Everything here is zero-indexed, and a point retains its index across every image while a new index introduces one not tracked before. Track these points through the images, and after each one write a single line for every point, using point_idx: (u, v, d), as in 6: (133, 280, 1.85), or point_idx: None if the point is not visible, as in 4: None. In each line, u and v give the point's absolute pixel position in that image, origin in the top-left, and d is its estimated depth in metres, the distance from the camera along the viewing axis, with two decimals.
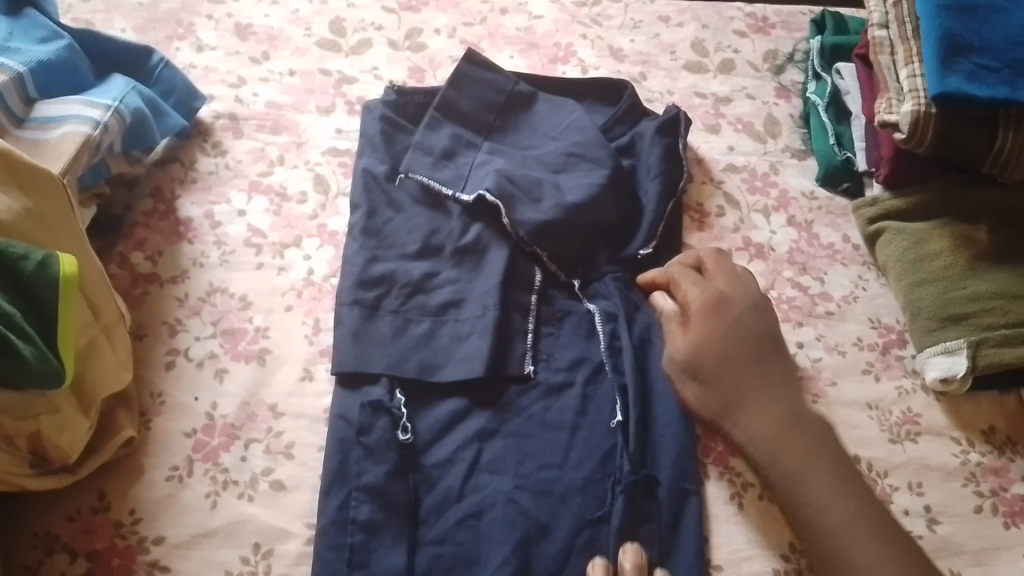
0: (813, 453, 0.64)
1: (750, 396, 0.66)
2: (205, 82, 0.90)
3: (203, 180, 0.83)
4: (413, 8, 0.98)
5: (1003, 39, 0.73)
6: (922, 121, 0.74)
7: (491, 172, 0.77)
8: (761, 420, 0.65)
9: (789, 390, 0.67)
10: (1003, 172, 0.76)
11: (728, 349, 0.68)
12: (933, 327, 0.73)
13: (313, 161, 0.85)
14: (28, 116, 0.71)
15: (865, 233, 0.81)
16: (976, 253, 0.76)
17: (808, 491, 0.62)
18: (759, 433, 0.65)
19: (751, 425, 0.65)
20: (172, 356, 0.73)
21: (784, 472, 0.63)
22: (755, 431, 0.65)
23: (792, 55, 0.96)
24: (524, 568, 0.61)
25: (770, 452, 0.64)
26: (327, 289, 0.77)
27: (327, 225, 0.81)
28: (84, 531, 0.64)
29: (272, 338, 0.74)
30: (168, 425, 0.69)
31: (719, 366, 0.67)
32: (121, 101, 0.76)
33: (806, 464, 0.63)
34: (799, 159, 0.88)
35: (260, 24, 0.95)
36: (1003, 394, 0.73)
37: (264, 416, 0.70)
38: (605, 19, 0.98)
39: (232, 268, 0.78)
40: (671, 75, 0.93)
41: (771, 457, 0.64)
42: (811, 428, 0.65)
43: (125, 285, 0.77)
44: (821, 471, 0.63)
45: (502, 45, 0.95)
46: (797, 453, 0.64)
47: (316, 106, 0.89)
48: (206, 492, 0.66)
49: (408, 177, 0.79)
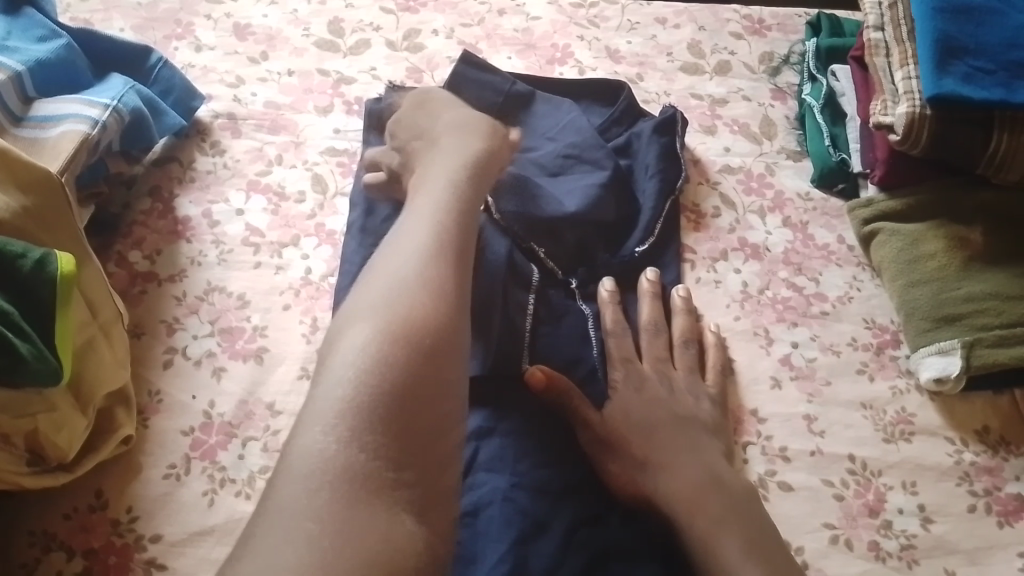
0: (729, 511, 0.60)
1: (670, 453, 0.64)
2: (204, 81, 0.90)
3: (201, 180, 0.84)
4: (412, 9, 0.98)
5: (997, 42, 0.74)
6: (917, 122, 0.74)
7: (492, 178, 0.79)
8: (682, 480, 0.62)
9: (713, 453, 0.65)
10: (998, 173, 0.76)
11: (660, 412, 0.67)
12: (928, 327, 0.74)
13: (311, 161, 0.85)
14: (27, 115, 0.71)
15: (860, 234, 0.81)
16: (970, 254, 0.77)
17: (720, 552, 0.58)
18: (679, 489, 0.62)
19: (671, 487, 0.62)
20: (170, 355, 0.73)
21: (698, 534, 0.59)
22: (676, 493, 0.62)
23: (788, 57, 0.97)
24: (519, 567, 0.60)
25: (689, 508, 0.61)
26: (326, 289, 0.77)
27: (325, 225, 0.81)
28: (81, 529, 0.64)
29: (270, 337, 0.74)
30: (166, 424, 0.69)
31: (645, 427, 0.66)
32: (119, 101, 0.76)
33: (718, 526, 0.59)
34: (794, 160, 0.88)
35: (259, 24, 0.96)
36: (996, 395, 0.74)
37: (262, 414, 0.70)
38: (602, 21, 0.98)
39: (230, 267, 0.78)
40: (668, 76, 0.94)
41: (690, 512, 0.60)
42: (729, 491, 0.62)
43: (123, 283, 0.77)
44: (733, 532, 0.59)
45: (500, 46, 0.96)
46: (708, 517, 0.60)
47: (314, 106, 0.89)
48: (203, 491, 0.66)
49: None
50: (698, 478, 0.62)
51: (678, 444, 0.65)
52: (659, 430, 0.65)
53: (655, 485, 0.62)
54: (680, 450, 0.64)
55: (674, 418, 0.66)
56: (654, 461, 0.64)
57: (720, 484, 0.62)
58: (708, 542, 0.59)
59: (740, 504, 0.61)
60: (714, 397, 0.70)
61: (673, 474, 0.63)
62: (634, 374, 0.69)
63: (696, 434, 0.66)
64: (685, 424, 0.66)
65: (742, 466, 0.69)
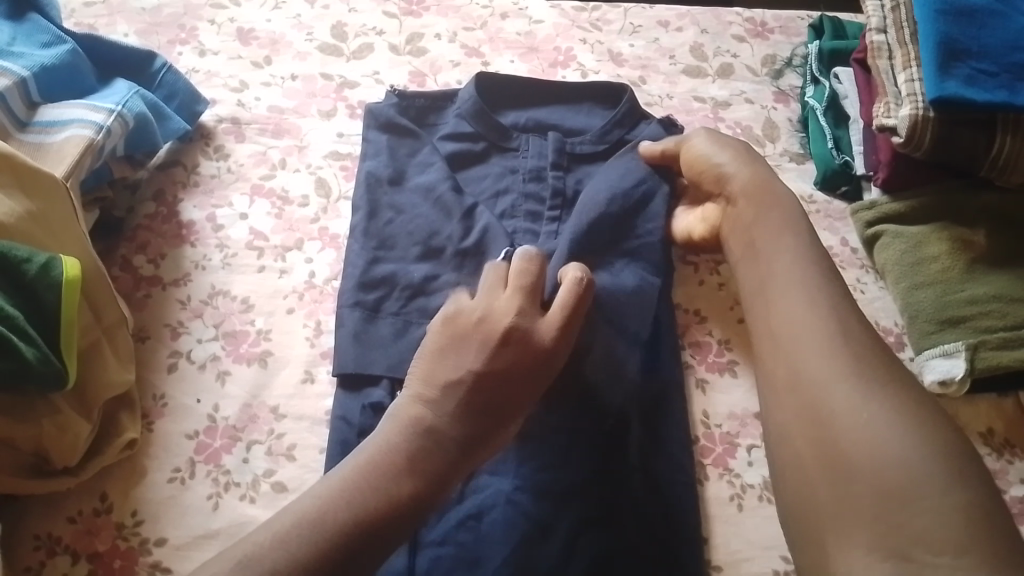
0: (860, 355, 0.55)
1: (776, 302, 0.61)
2: (207, 85, 0.91)
3: (205, 184, 0.84)
4: (415, 13, 0.98)
5: (1000, 43, 0.74)
6: (920, 125, 0.74)
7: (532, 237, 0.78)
8: (752, 217, 0.70)
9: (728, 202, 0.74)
10: (1000, 176, 0.76)
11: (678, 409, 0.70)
12: (931, 330, 0.74)
13: (314, 165, 0.85)
14: (31, 119, 0.72)
15: (864, 236, 0.81)
16: (974, 256, 0.77)
17: (770, 275, 0.64)
18: (769, 246, 0.66)
19: (781, 332, 0.59)
20: (174, 358, 0.73)
21: (773, 300, 0.62)
22: (756, 249, 0.67)
23: (790, 60, 0.97)
24: (523, 570, 0.61)
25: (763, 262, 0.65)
26: (329, 292, 0.77)
27: (329, 228, 0.81)
28: (85, 533, 0.64)
29: (273, 340, 0.74)
30: (169, 427, 0.69)
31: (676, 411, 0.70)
32: (124, 105, 0.76)
33: (770, 245, 0.66)
34: (797, 163, 0.89)
35: (262, 29, 0.96)
36: (1000, 397, 0.74)
37: (266, 418, 0.70)
38: (605, 24, 0.99)
39: (234, 271, 0.78)
40: (670, 79, 0.94)
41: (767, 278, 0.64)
42: (759, 203, 0.70)
43: (127, 287, 0.77)
44: (783, 242, 0.65)
45: (503, 49, 0.96)
46: (767, 240, 0.67)
47: (317, 109, 0.90)
48: (208, 494, 0.66)
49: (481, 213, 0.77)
50: (817, 329, 0.57)
51: (820, 315, 0.58)
52: (766, 260, 0.65)
53: (758, 239, 0.67)
54: (756, 209, 0.70)
55: (778, 240, 0.66)
56: (770, 300, 0.62)
57: (847, 320, 0.58)
58: (778, 301, 0.61)
59: (758, 223, 0.68)
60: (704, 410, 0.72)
61: (777, 315, 0.61)
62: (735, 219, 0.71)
63: (815, 257, 0.63)
64: (802, 265, 0.63)
65: (744, 469, 0.69)
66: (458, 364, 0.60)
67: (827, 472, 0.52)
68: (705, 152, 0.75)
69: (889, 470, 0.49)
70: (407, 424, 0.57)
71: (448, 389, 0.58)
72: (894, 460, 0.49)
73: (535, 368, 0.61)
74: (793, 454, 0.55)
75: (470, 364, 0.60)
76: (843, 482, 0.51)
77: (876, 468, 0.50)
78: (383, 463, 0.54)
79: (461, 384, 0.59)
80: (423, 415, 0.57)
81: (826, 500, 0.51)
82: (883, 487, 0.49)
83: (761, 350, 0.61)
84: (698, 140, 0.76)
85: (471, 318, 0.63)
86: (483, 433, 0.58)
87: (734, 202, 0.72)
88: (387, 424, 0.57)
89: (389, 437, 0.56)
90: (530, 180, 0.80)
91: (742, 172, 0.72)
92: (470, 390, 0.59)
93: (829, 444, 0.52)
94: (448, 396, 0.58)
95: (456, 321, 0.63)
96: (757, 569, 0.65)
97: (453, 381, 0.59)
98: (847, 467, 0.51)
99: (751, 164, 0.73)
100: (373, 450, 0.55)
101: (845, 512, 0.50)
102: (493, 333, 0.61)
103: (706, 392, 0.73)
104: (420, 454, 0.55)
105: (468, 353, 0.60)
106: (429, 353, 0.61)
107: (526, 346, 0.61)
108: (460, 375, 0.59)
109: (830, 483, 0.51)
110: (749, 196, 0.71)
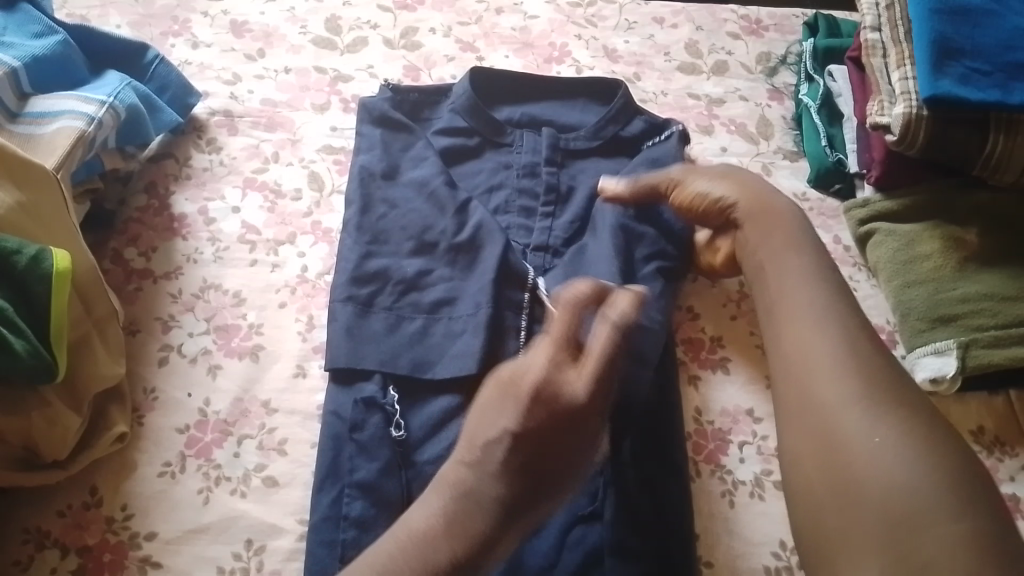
0: (874, 378, 0.51)
1: (786, 323, 0.57)
2: (200, 78, 0.90)
3: (197, 177, 0.84)
4: (409, 7, 0.98)
5: (994, 43, 0.74)
6: (913, 123, 0.74)
7: (526, 233, 0.78)
8: (757, 232, 0.65)
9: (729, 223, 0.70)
10: (993, 174, 0.76)
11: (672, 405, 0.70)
12: (923, 328, 0.74)
13: (307, 158, 0.85)
14: (22, 110, 0.71)
15: (857, 234, 0.81)
16: (966, 254, 0.77)
17: (773, 291, 0.60)
18: (772, 262, 0.62)
19: (791, 354, 0.55)
20: (165, 352, 0.73)
21: (777, 317, 0.58)
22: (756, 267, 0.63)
23: (784, 58, 0.97)
24: (514, 566, 0.61)
25: (767, 279, 0.61)
26: (322, 287, 0.77)
27: (322, 223, 0.81)
28: (75, 527, 0.63)
29: (265, 334, 0.74)
30: (160, 421, 0.69)
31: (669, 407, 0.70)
32: (116, 97, 0.75)
33: (773, 258, 0.62)
34: (791, 161, 0.89)
35: (256, 22, 0.95)
36: (991, 396, 0.74)
37: (257, 412, 0.70)
38: (600, 20, 0.98)
39: (226, 264, 0.78)
40: (665, 76, 0.94)
41: (771, 295, 0.60)
42: (763, 218, 0.66)
43: (118, 280, 0.77)
44: (785, 257, 0.61)
45: (497, 44, 0.96)
46: (769, 254, 0.63)
47: (311, 103, 0.89)
48: (198, 488, 0.66)
49: (477, 208, 0.77)
50: (829, 350, 0.53)
51: (826, 329, 0.54)
52: (774, 281, 0.60)
53: (762, 256, 0.63)
54: (760, 224, 0.66)
55: (789, 258, 0.61)
56: (778, 319, 0.57)
57: (857, 339, 0.53)
58: (782, 319, 0.57)
59: (759, 241, 0.65)
60: (696, 405, 0.72)
61: (782, 333, 0.56)
62: (740, 239, 0.68)
63: (824, 273, 0.59)
64: (805, 280, 0.58)
65: (736, 465, 0.69)
66: (495, 420, 0.53)
67: (837, 501, 0.48)
68: (703, 190, 0.71)
69: (896, 496, 0.45)
70: (446, 487, 0.51)
71: (486, 449, 0.52)
72: (905, 492, 0.45)
73: (571, 423, 0.54)
74: (800, 484, 0.50)
75: (509, 421, 0.52)
76: (851, 509, 0.47)
77: (885, 498, 0.45)
78: (420, 533, 0.48)
79: (498, 443, 0.52)
80: (461, 476, 0.51)
81: (836, 533, 0.47)
82: (894, 518, 0.45)
83: (771, 373, 0.56)
84: (690, 176, 0.72)
85: (509, 374, 0.56)
86: (526, 501, 0.51)
87: (738, 227, 0.68)
88: (427, 493, 0.52)
89: (427, 506, 0.50)
90: (524, 176, 0.80)
91: (744, 189, 0.68)
92: (510, 448, 0.51)
93: (839, 472, 0.48)
94: (487, 456, 0.51)
95: (501, 376, 0.56)
96: (748, 565, 0.65)
97: (491, 441, 0.52)
98: (857, 497, 0.47)
99: (753, 188, 0.69)
100: (407, 526, 0.49)
101: (852, 543, 0.46)
102: (526, 388, 0.54)
103: (698, 389, 0.73)
104: (461, 522, 0.49)
105: (506, 405, 0.53)
106: (479, 409, 0.55)
107: (562, 399, 0.54)
108: (499, 435, 0.52)
109: (840, 513, 0.47)
110: (752, 218, 0.66)
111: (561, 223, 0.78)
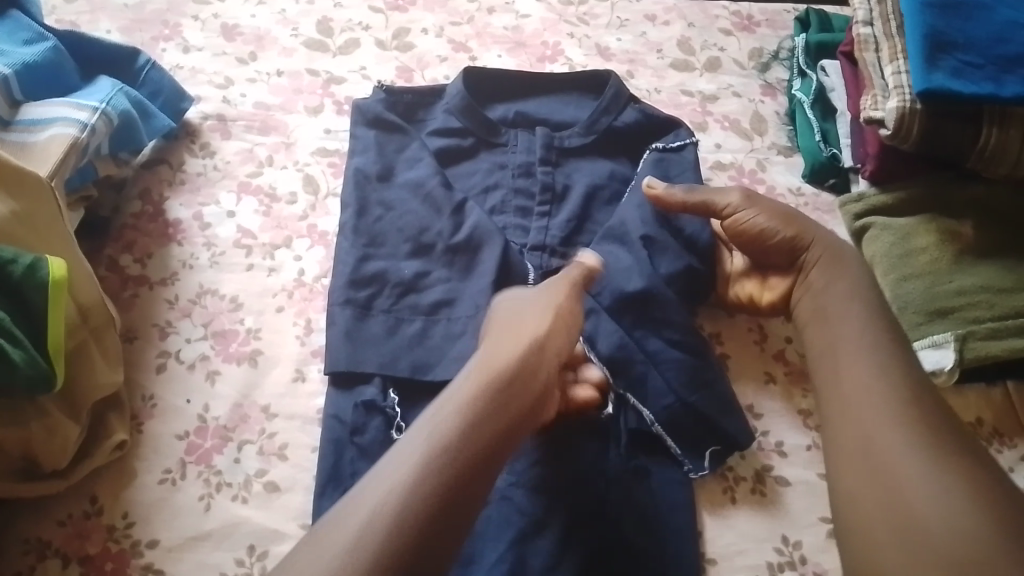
0: (927, 421, 0.55)
1: (843, 360, 0.61)
2: (192, 82, 0.90)
3: (191, 182, 0.83)
4: (401, 8, 0.98)
5: (986, 36, 0.74)
6: (908, 117, 0.75)
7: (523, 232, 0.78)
8: (817, 275, 0.69)
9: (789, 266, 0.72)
10: (987, 167, 0.76)
11: None
12: (920, 321, 0.74)
13: (301, 162, 0.85)
14: (14, 118, 0.71)
15: (852, 229, 0.82)
16: (962, 247, 0.77)
17: (831, 336, 0.64)
18: (833, 306, 0.65)
19: (850, 399, 0.59)
20: (163, 358, 0.72)
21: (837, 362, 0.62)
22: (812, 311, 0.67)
23: (777, 53, 0.97)
24: (518, 567, 0.61)
25: (827, 322, 0.65)
26: (319, 290, 0.77)
27: (317, 226, 0.81)
28: (76, 536, 0.63)
29: (263, 339, 0.74)
30: (159, 427, 0.69)
31: None
32: (108, 103, 0.75)
33: (832, 304, 0.66)
34: (785, 156, 0.89)
35: (247, 25, 0.95)
36: (989, 387, 0.74)
37: (257, 417, 0.70)
38: (592, 18, 0.98)
39: (222, 269, 0.78)
40: (658, 73, 0.94)
41: (829, 339, 0.64)
42: (822, 264, 0.69)
43: (114, 286, 0.76)
44: (843, 303, 0.65)
45: (490, 44, 0.96)
46: (829, 300, 0.66)
47: (304, 106, 0.89)
48: (199, 495, 0.66)
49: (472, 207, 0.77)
50: (882, 395, 0.57)
51: (882, 374, 0.58)
52: (834, 321, 0.64)
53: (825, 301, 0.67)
54: (820, 269, 0.69)
55: (851, 306, 0.65)
56: (837, 362, 0.62)
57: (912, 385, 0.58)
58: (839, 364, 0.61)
59: (818, 284, 0.68)
60: None
61: (842, 375, 0.61)
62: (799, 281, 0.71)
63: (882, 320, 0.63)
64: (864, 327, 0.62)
65: (737, 461, 0.70)
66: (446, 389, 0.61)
67: (892, 531, 0.52)
68: (768, 226, 0.72)
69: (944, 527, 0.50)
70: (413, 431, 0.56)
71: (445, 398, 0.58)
72: (959, 528, 0.49)
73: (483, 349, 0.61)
74: (855, 516, 0.55)
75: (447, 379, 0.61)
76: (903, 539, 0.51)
77: (937, 530, 0.50)
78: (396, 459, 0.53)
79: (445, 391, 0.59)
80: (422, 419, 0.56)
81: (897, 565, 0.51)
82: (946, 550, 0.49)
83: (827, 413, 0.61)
84: (748, 208, 0.73)
85: None
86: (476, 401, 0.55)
87: (806, 269, 0.70)
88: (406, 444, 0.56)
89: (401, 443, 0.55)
90: (519, 176, 0.80)
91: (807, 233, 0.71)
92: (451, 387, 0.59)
93: (893, 507, 0.53)
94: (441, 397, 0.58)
95: None
96: (752, 560, 0.65)
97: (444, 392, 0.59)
98: (915, 531, 0.51)
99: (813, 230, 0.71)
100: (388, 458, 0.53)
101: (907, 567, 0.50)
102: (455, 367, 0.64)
103: None
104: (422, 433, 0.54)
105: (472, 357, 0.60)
106: None
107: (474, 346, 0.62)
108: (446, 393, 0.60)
109: (899, 545, 0.51)
110: (821, 264, 0.69)
111: (557, 222, 0.78)
